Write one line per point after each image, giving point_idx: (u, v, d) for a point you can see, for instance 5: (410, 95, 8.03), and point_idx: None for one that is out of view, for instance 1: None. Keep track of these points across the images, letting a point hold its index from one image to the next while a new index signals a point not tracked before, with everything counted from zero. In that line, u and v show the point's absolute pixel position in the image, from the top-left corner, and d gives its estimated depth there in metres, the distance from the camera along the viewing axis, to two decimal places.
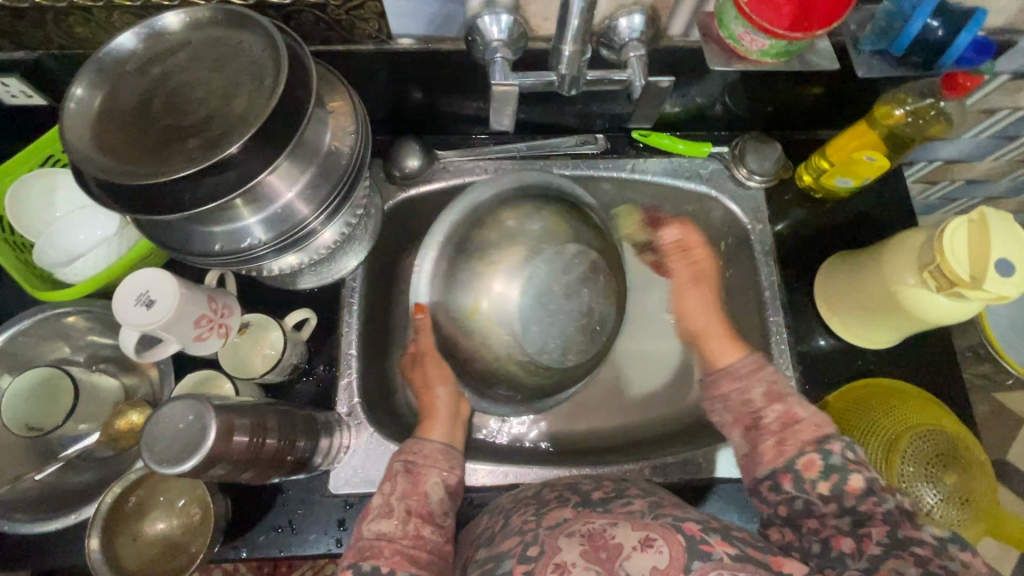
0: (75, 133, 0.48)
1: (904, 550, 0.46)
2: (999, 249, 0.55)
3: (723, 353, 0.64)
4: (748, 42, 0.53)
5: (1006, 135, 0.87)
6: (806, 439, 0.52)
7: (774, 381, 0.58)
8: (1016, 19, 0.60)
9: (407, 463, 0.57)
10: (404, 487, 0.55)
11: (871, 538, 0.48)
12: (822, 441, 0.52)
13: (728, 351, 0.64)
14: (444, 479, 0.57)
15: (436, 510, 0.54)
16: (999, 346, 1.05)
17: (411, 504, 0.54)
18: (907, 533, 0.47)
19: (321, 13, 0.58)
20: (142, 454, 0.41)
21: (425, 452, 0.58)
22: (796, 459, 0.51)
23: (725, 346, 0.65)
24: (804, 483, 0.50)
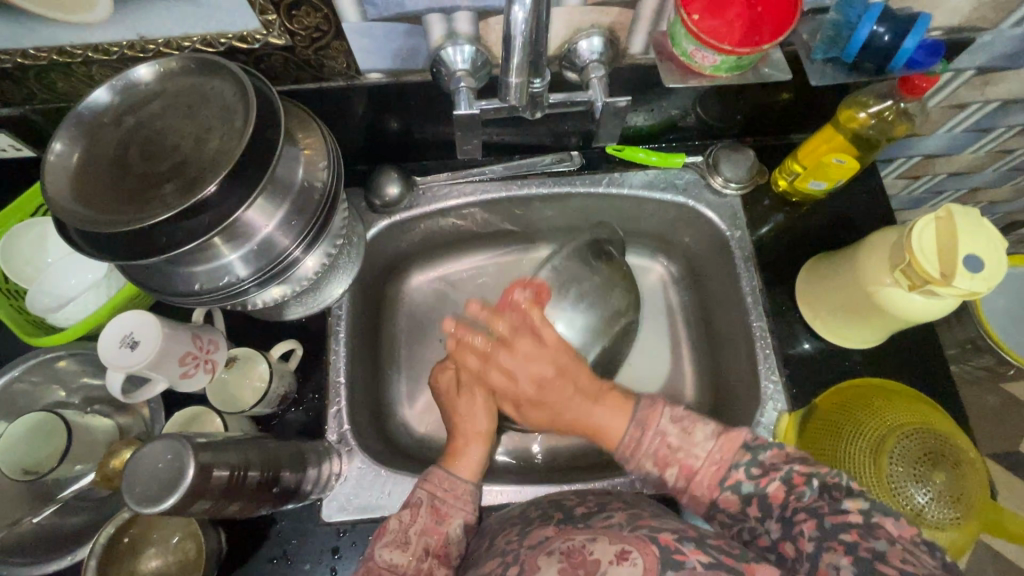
0: (56, 186, 0.50)
1: (834, 540, 0.46)
2: (966, 244, 0.55)
3: (610, 422, 0.60)
4: (700, 58, 0.54)
5: (980, 127, 0.87)
6: (712, 474, 0.53)
7: (664, 431, 0.56)
8: (971, 18, 0.61)
9: (433, 501, 0.58)
10: (426, 523, 0.56)
11: (802, 534, 0.48)
12: (727, 474, 0.53)
13: (618, 414, 0.60)
14: (466, 520, 0.58)
15: (453, 553, 0.56)
16: (996, 336, 1.04)
17: (429, 542, 0.55)
18: (835, 520, 0.47)
19: (290, 54, 0.60)
20: (123, 494, 0.42)
21: (457, 490, 0.60)
22: (717, 500, 0.53)
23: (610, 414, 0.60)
24: (735, 509, 0.52)
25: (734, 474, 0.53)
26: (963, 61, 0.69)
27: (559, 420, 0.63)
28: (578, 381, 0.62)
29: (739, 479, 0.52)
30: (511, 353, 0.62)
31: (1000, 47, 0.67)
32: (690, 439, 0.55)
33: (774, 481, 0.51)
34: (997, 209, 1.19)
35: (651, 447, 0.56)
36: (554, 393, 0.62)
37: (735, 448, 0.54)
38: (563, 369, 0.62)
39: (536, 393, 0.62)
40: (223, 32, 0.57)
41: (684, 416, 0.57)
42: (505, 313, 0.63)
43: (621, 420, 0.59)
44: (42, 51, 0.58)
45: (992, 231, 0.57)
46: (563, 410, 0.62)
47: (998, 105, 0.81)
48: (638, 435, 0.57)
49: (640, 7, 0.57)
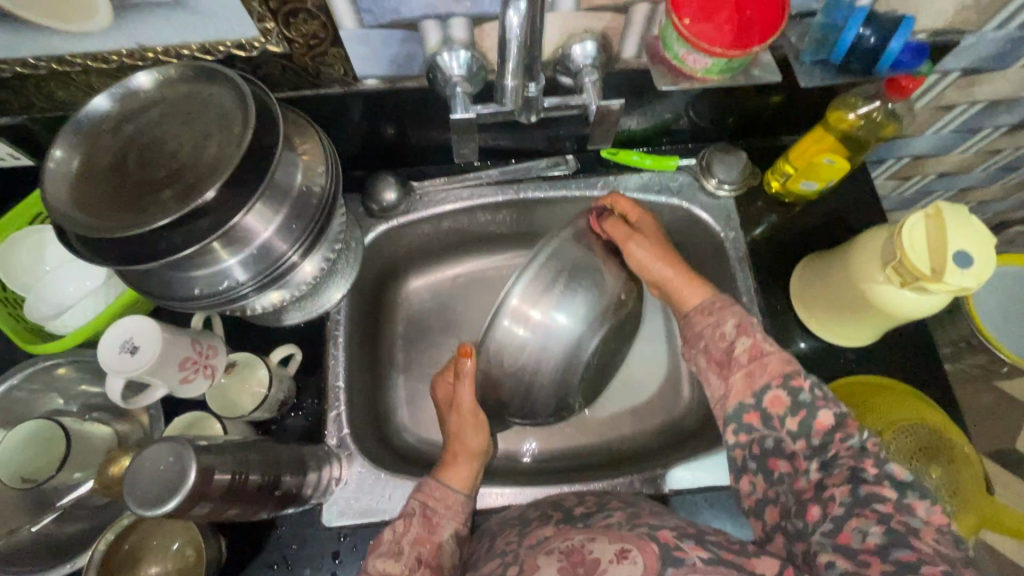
0: (56, 193, 0.51)
1: (866, 508, 0.46)
2: (954, 241, 0.56)
3: (690, 295, 0.63)
4: (691, 62, 0.55)
5: (967, 128, 0.89)
6: (776, 371, 0.53)
7: (754, 343, 0.55)
8: (954, 21, 0.63)
9: (425, 512, 0.59)
10: (418, 533, 0.57)
11: (832, 499, 0.48)
12: (791, 375, 0.52)
13: (695, 290, 0.63)
14: (457, 530, 0.60)
15: (445, 563, 0.57)
16: (989, 334, 1.05)
17: (421, 552, 0.56)
18: (869, 490, 0.47)
19: (288, 62, 0.61)
20: (124, 498, 0.43)
21: (449, 502, 0.60)
22: (763, 391, 0.52)
23: (696, 291, 0.63)
24: (779, 413, 0.52)
25: (799, 381, 0.52)
26: (949, 63, 0.71)
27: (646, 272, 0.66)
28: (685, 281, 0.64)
29: (801, 386, 0.52)
30: (635, 237, 0.66)
31: (983, 49, 0.68)
32: None
33: (828, 410, 0.51)
34: (989, 208, 1.20)
35: (704, 330, 0.58)
36: (643, 263, 0.65)
37: (797, 363, 0.53)
38: (671, 281, 0.64)
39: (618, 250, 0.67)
40: (221, 41, 0.58)
41: (748, 322, 0.57)
42: (637, 220, 0.69)
43: (699, 294, 0.63)
44: (41, 60, 0.59)
45: (980, 227, 0.58)
46: (667, 278, 0.64)
47: (984, 106, 0.83)
48: (711, 309, 0.59)
49: (632, 13, 0.58)
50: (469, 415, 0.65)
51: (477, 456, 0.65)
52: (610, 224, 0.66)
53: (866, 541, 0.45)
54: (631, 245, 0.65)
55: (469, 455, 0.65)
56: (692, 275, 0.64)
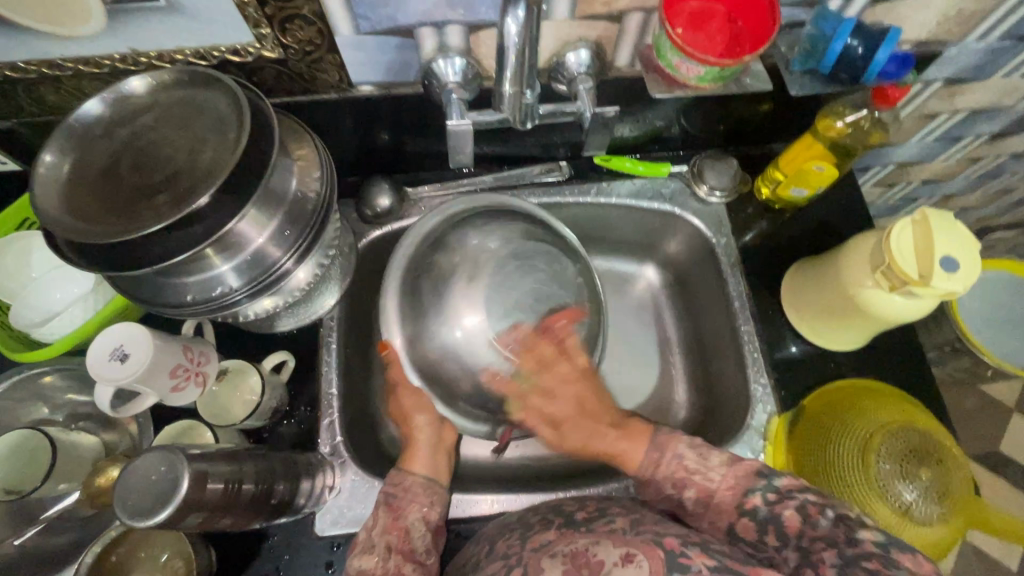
0: (46, 197, 0.50)
1: (856, 569, 0.47)
2: (941, 247, 0.58)
3: (633, 452, 0.59)
4: (685, 70, 0.56)
5: (949, 136, 0.91)
6: (729, 506, 0.54)
7: (679, 463, 0.57)
8: (937, 32, 0.65)
9: (388, 499, 0.58)
10: (386, 522, 0.56)
11: (822, 561, 0.49)
12: (743, 500, 0.54)
13: (637, 443, 0.59)
14: (425, 514, 0.58)
15: (417, 547, 0.55)
16: (974, 338, 1.08)
17: (391, 540, 0.54)
18: (854, 549, 0.48)
19: (282, 67, 0.61)
20: (116, 508, 0.42)
21: (409, 485, 0.60)
22: (732, 526, 0.54)
23: (634, 445, 0.59)
24: (751, 533, 0.53)
25: (751, 499, 0.54)
26: (932, 73, 0.72)
27: (568, 425, 0.61)
28: (597, 416, 0.62)
29: (756, 505, 0.53)
30: (557, 429, 0.62)
31: (964, 60, 0.71)
32: (706, 462, 0.57)
33: (789, 507, 0.52)
34: (970, 215, 1.23)
35: (667, 469, 0.57)
36: (596, 442, 0.60)
37: (750, 477, 0.55)
38: (584, 403, 0.62)
39: (556, 437, 0.62)
40: (216, 46, 0.58)
41: (701, 442, 0.58)
42: (541, 346, 0.64)
43: (641, 451, 0.59)
44: (31, 64, 0.58)
45: (965, 233, 0.59)
46: (590, 442, 0.60)
47: (966, 115, 0.85)
48: (657, 455, 0.58)
49: (626, 21, 0.59)
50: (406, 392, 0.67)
51: (448, 453, 0.66)
52: (527, 340, 0.65)
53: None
54: (533, 398, 0.64)
55: (443, 450, 0.65)
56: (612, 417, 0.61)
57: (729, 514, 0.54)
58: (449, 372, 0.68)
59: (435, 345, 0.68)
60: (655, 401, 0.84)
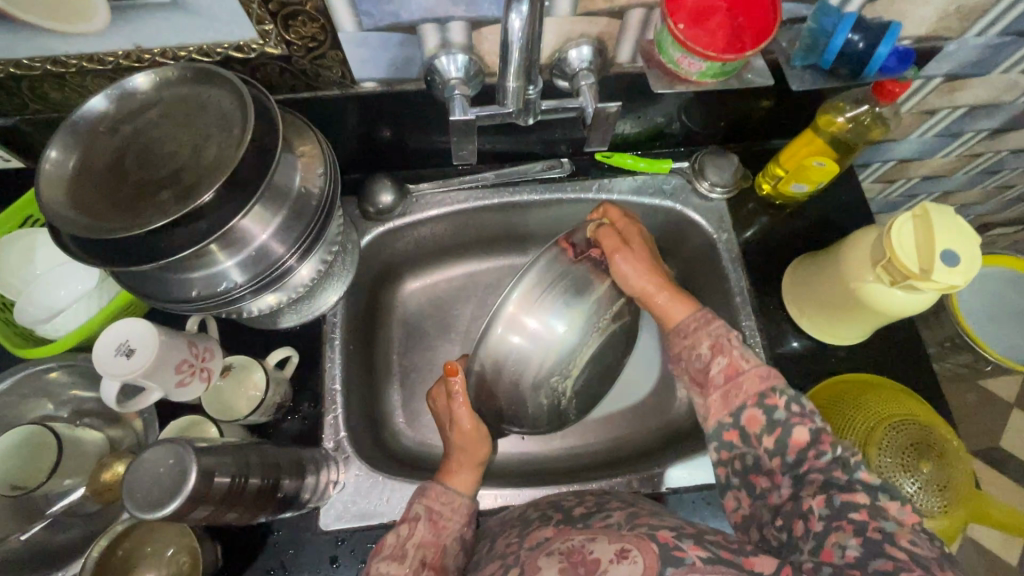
0: (51, 194, 0.50)
1: (842, 519, 0.47)
2: (942, 240, 0.58)
3: (673, 311, 0.62)
4: (686, 65, 0.56)
5: (950, 132, 0.91)
6: (753, 390, 0.55)
7: (722, 333, 0.59)
8: (937, 28, 0.65)
9: (431, 514, 0.58)
10: (424, 536, 0.56)
11: (812, 511, 0.49)
12: (765, 396, 0.54)
13: (677, 306, 0.63)
14: (462, 531, 0.59)
15: (451, 565, 0.56)
16: (974, 333, 1.08)
17: (426, 555, 0.55)
18: (845, 497, 0.48)
19: (285, 64, 0.61)
20: (123, 501, 0.42)
21: (451, 504, 0.59)
22: (741, 411, 0.55)
23: (678, 304, 0.63)
24: (756, 431, 0.54)
25: (764, 401, 0.54)
26: (932, 69, 0.73)
27: (651, 301, 0.64)
28: (660, 286, 0.63)
29: (758, 437, 0.53)
30: (624, 253, 0.64)
31: (964, 55, 0.71)
32: (713, 380, 0.58)
33: (803, 426, 0.52)
34: (971, 211, 1.23)
35: (691, 355, 0.59)
36: (654, 304, 0.63)
37: (777, 379, 0.55)
38: (648, 296, 0.64)
39: (623, 274, 0.64)
40: (219, 42, 0.58)
41: (721, 334, 0.59)
42: (622, 229, 0.67)
43: (685, 311, 0.62)
44: (35, 61, 0.58)
45: (965, 227, 0.59)
46: (651, 297, 0.64)
47: (966, 111, 0.85)
48: (700, 322, 0.60)
49: (627, 17, 0.59)
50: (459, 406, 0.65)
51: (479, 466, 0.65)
52: (604, 233, 0.65)
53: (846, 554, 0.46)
54: (591, 250, 0.65)
55: (472, 462, 0.64)
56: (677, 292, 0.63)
57: (730, 411, 0.55)
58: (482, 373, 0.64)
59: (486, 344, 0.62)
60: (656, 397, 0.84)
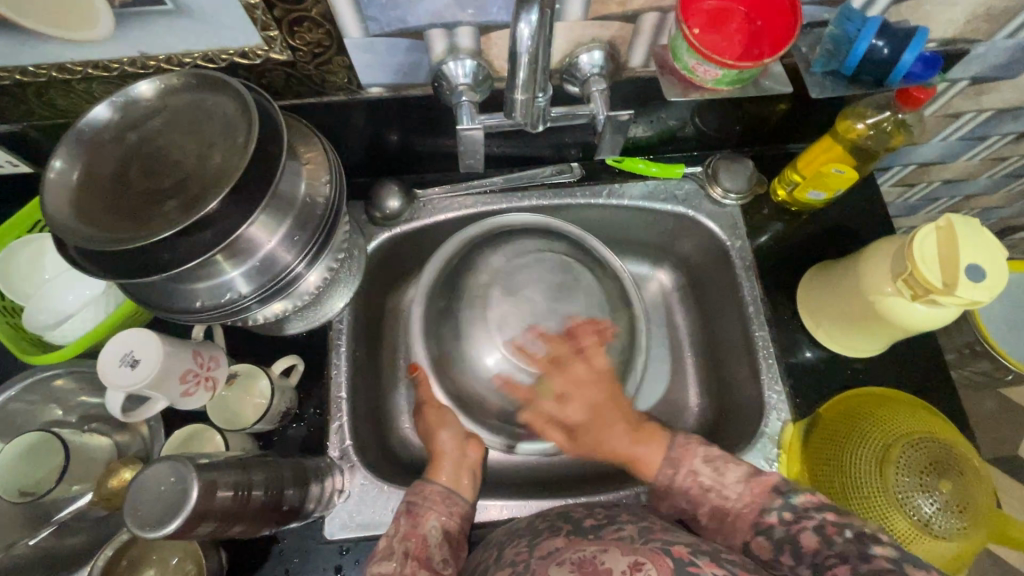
0: (55, 204, 0.50)
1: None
2: (967, 254, 0.56)
3: (649, 455, 0.62)
4: (702, 73, 0.54)
5: (973, 136, 0.88)
6: (753, 501, 0.56)
7: (691, 453, 0.61)
8: (965, 30, 0.63)
9: (408, 505, 0.59)
10: (404, 529, 0.56)
11: (835, 574, 0.49)
12: (760, 520, 0.55)
13: (654, 451, 0.62)
14: (442, 523, 0.58)
15: (435, 556, 0.55)
16: (994, 342, 1.05)
17: (409, 546, 0.54)
18: (869, 567, 0.48)
19: (290, 70, 0.60)
20: (126, 518, 0.42)
21: (426, 493, 0.60)
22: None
23: (651, 449, 0.62)
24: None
25: (766, 517, 0.55)
26: (958, 72, 0.70)
27: (604, 410, 0.67)
28: (613, 420, 0.66)
29: (770, 523, 0.54)
30: (561, 402, 0.69)
31: (992, 58, 0.68)
32: (722, 478, 0.58)
33: (805, 529, 0.53)
34: (991, 215, 1.20)
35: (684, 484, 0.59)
36: (608, 417, 0.67)
37: (765, 495, 0.56)
38: (597, 409, 0.67)
39: (569, 441, 0.68)
40: (224, 48, 0.57)
41: (717, 457, 0.60)
42: (581, 339, 0.70)
43: (658, 454, 0.62)
44: (41, 68, 0.58)
45: (992, 239, 0.57)
46: (605, 440, 0.65)
47: (991, 115, 0.82)
48: (677, 463, 0.61)
49: (640, 21, 0.57)
50: (431, 409, 0.71)
51: (474, 471, 0.66)
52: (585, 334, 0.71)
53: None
54: (545, 403, 0.70)
55: (468, 468, 0.65)
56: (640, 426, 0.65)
57: (741, 549, 0.55)
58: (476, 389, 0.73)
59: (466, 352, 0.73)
60: (665, 406, 0.83)
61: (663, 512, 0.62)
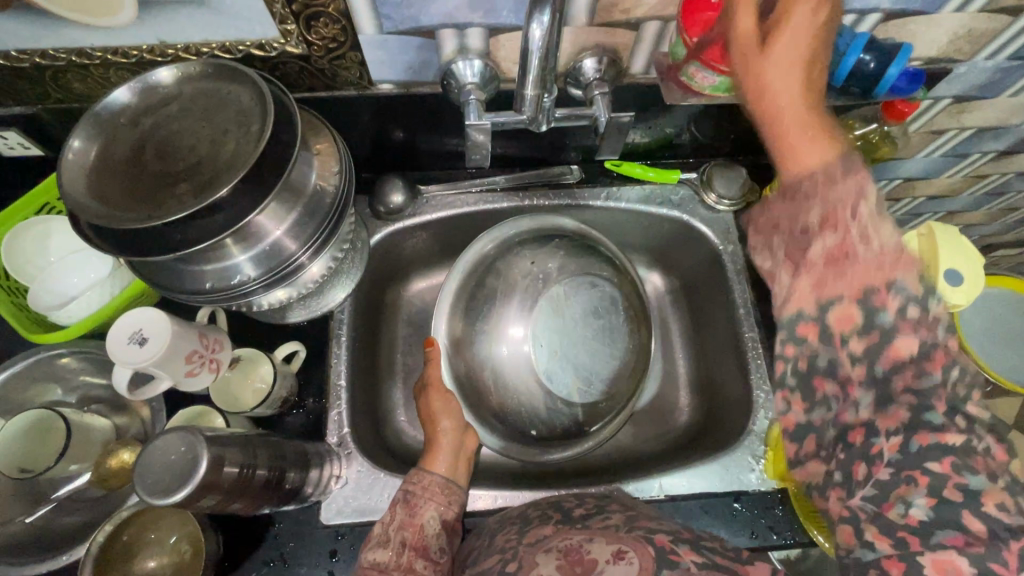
0: (71, 182, 0.51)
1: (915, 468, 0.36)
2: (947, 260, 0.59)
3: (808, 151, 0.39)
4: (700, 79, 0.57)
5: (955, 153, 0.92)
6: (858, 283, 0.38)
7: (851, 201, 0.38)
8: (948, 50, 0.66)
9: (406, 494, 0.60)
10: (402, 518, 0.58)
11: (881, 458, 0.37)
12: (874, 291, 0.38)
13: (823, 151, 0.39)
14: (440, 513, 0.60)
15: (431, 544, 0.57)
16: (974, 353, 1.08)
17: (406, 536, 0.56)
18: (933, 442, 0.36)
19: (305, 63, 0.62)
20: (135, 485, 0.43)
21: (425, 483, 0.61)
22: (831, 360, 0.39)
23: (817, 145, 0.39)
24: (839, 375, 0.38)
25: (884, 300, 0.37)
26: (941, 90, 0.74)
27: (765, 101, 0.41)
28: (803, 51, 0.40)
29: (818, 337, 0.42)
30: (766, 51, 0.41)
31: (973, 78, 0.72)
32: (876, 237, 0.38)
33: (914, 335, 0.37)
34: (974, 231, 1.24)
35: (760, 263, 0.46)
36: (771, 75, 0.40)
37: (904, 270, 0.38)
38: (811, 106, 0.40)
39: (755, 54, 0.41)
40: (241, 40, 0.59)
41: None
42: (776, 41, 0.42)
43: (818, 156, 0.39)
44: (61, 52, 0.59)
45: (971, 247, 0.60)
46: (784, 134, 0.40)
47: (973, 133, 0.86)
48: (831, 179, 0.38)
49: (643, 29, 0.60)
50: (439, 396, 0.71)
51: (469, 462, 0.68)
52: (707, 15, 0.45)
53: (909, 515, 0.36)
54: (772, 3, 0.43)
55: (464, 459, 0.67)
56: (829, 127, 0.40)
57: (818, 303, 0.39)
58: (484, 384, 0.73)
59: (481, 357, 0.74)
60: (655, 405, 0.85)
61: (787, 175, 0.41)
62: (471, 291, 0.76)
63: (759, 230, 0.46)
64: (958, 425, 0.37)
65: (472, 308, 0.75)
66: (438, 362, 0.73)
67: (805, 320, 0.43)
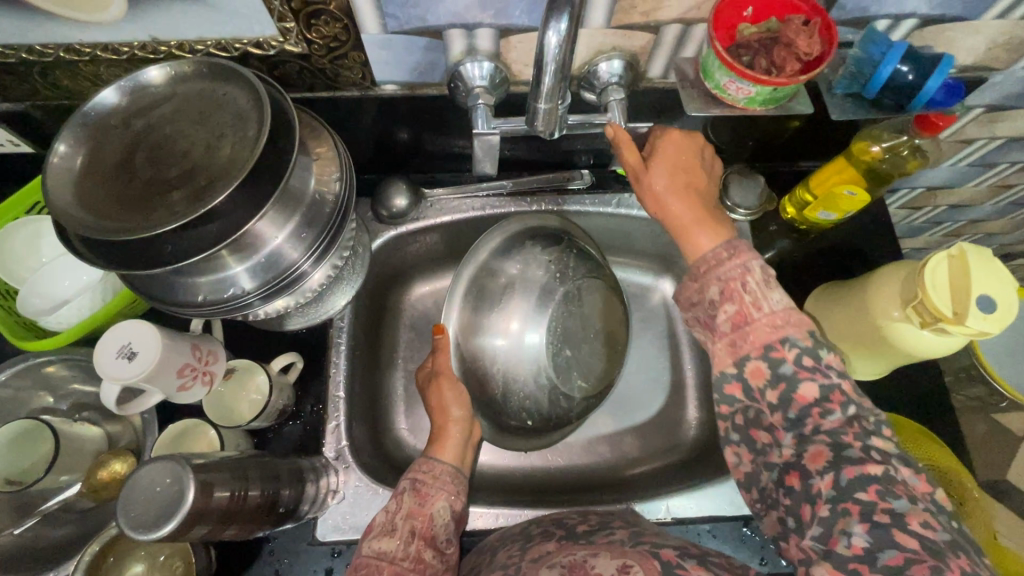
0: (58, 188, 0.49)
1: (849, 500, 0.43)
2: (979, 284, 0.56)
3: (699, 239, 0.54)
4: (734, 90, 0.54)
5: (983, 162, 0.88)
6: (759, 340, 0.48)
7: (739, 276, 0.50)
8: (985, 58, 0.62)
9: (415, 485, 0.57)
10: (410, 507, 0.55)
11: (816, 492, 0.44)
12: (773, 347, 0.48)
13: (708, 232, 0.54)
14: (449, 504, 0.58)
15: (439, 535, 0.55)
16: (991, 367, 1.05)
17: (415, 525, 0.54)
18: (852, 469, 0.43)
19: (305, 63, 0.59)
20: (118, 518, 0.42)
21: (436, 472, 0.59)
22: (746, 371, 0.48)
23: (706, 231, 0.54)
24: (760, 387, 0.48)
25: (781, 351, 0.48)
26: (975, 98, 0.70)
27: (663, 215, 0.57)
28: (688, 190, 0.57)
29: (785, 360, 0.47)
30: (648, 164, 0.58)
31: (1009, 87, 0.68)
32: (768, 294, 0.49)
33: (815, 384, 0.47)
34: (995, 240, 1.20)
35: (724, 275, 0.51)
36: (663, 194, 0.56)
37: (797, 330, 0.48)
38: (692, 190, 0.57)
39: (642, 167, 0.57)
40: (237, 38, 0.56)
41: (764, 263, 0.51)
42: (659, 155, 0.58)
43: (711, 240, 0.53)
44: (48, 47, 0.56)
45: (1005, 271, 0.57)
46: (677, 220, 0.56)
47: (1003, 142, 0.82)
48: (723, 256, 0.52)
49: (663, 32, 0.57)
50: (449, 385, 0.67)
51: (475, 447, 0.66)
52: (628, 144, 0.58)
53: (851, 544, 0.41)
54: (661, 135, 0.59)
55: (471, 445, 0.65)
56: (718, 217, 0.55)
57: (736, 361, 0.49)
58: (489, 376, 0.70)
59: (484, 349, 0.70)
60: (660, 418, 0.83)
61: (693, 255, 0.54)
62: (470, 290, 0.70)
63: (728, 289, 0.50)
64: (875, 458, 0.44)
65: (471, 307, 0.70)
66: (449, 350, 0.69)
67: (768, 337, 0.48)
